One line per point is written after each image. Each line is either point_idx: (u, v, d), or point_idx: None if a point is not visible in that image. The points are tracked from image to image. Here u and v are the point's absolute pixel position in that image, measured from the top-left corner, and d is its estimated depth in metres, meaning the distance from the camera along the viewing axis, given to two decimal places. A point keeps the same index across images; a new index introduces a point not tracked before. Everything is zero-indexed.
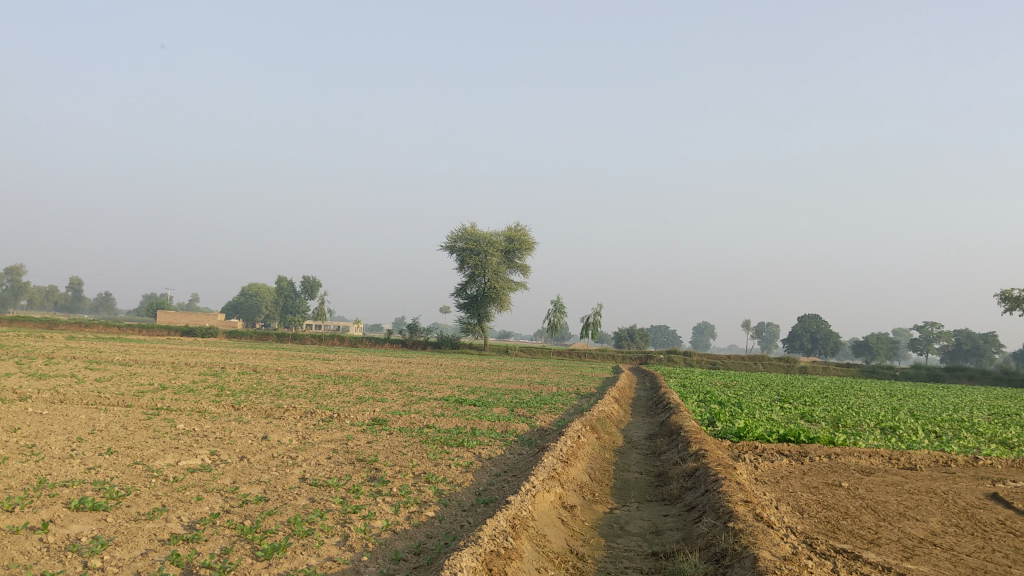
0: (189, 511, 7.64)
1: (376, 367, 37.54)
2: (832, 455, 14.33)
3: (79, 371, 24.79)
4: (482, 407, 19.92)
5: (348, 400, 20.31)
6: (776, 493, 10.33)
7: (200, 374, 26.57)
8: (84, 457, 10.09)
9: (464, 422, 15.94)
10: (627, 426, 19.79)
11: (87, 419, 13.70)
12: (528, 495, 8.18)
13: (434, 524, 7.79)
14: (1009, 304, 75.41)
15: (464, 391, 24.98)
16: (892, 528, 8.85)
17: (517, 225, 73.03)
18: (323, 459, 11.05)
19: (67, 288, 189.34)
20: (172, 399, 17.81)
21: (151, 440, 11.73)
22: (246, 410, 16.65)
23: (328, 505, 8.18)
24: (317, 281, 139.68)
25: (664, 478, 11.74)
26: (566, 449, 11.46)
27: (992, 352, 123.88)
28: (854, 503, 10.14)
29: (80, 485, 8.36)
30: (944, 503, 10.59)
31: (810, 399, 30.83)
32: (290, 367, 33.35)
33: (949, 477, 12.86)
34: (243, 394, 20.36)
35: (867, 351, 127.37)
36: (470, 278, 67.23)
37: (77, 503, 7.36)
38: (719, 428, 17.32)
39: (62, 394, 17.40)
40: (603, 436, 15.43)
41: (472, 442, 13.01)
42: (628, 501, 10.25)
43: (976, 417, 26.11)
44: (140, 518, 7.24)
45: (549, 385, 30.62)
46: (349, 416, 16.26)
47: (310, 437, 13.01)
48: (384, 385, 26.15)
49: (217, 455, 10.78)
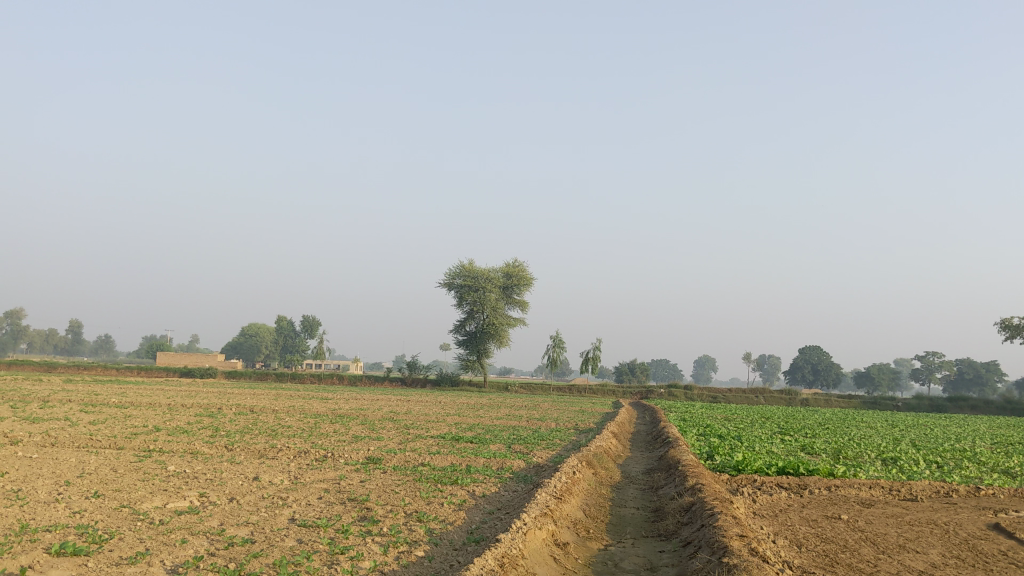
0: (173, 555, 7.49)
1: (374, 405, 37.36)
2: (832, 487, 14.15)
3: (73, 413, 24.61)
4: (478, 444, 19.72)
5: (344, 439, 20.14)
6: (775, 527, 10.16)
7: (195, 415, 26.41)
8: (70, 501, 9.94)
9: (460, 459, 15.81)
10: (626, 461, 19.57)
11: (77, 462, 13.57)
12: (518, 532, 8.02)
13: (424, 564, 7.65)
14: (1009, 332, 75.31)
15: (461, 428, 24.78)
16: (891, 561, 8.69)
17: (516, 261, 73.01)
18: (314, 499, 10.90)
19: (67, 330, 189.35)
20: (165, 441, 17.67)
21: (140, 483, 11.59)
22: (239, 450, 16.52)
23: (315, 547, 8.03)
24: (317, 320, 139.54)
25: (661, 513, 11.55)
26: (561, 486, 11.30)
27: (995, 382, 123.55)
28: (852, 536, 9.97)
29: (63, 530, 8.22)
30: (945, 534, 10.40)
31: (810, 430, 30.59)
32: (288, 406, 33.15)
33: (951, 508, 12.66)
34: (238, 434, 20.17)
35: (869, 382, 127.07)
36: (470, 315, 67.13)
37: (57, 548, 7.21)
38: (718, 462, 17.17)
39: (54, 438, 17.20)
40: (601, 472, 15.24)
41: (467, 480, 12.88)
42: (624, 537, 10.09)
43: (977, 447, 25.87)
44: (122, 563, 7.10)
45: (547, 421, 30.40)
46: (343, 455, 16.13)
47: (302, 477, 12.87)
48: (381, 424, 25.95)
49: (206, 497, 10.63)
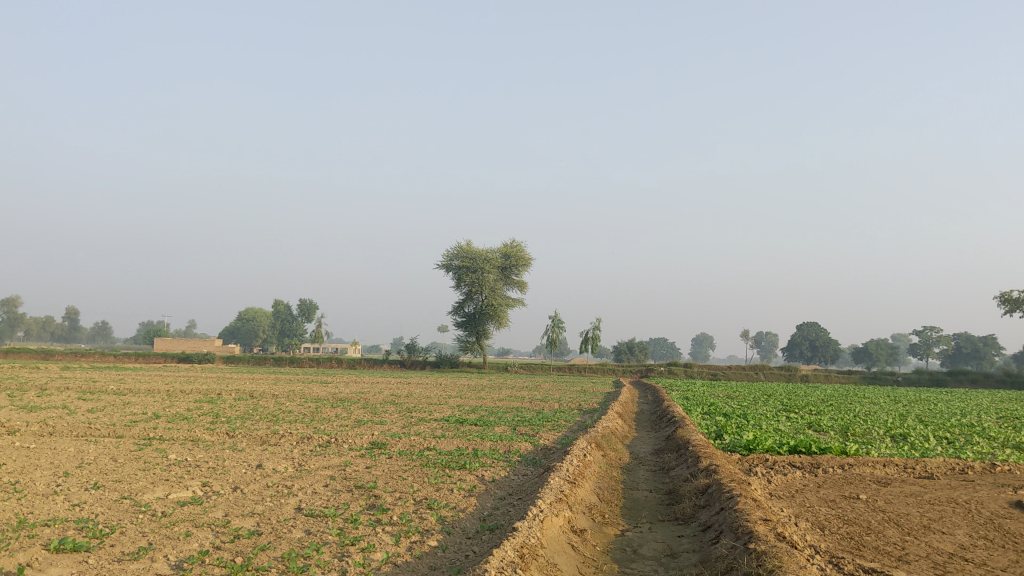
0: (177, 549, 7.19)
1: (375, 388, 37.04)
2: (846, 466, 13.91)
3: (71, 401, 24.27)
4: (483, 426, 19.41)
5: (347, 424, 19.90)
6: (794, 509, 9.88)
7: (194, 401, 25.98)
8: (69, 493, 9.67)
9: (464, 443, 15.54)
10: (633, 441, 19.29)
11: (75, 452, 13.25)
12: (535, 520, 7.73)
13: (437, 555, 7.35)
14: (1010, 305, 75.21)
15: (464, 410, 24.45)
16: (918, 543, 8.42)
17: (514, 240, 72.22)
18: (319, 486, 10.63)
19: (64, 318, 189.61)
20: (164, 428, 17.34)
21: (141, 472, 11.31)
22: (241, 437, 16.25)
23: (324, 538, 7.73)
24: (314, 304, 139.00)
25: (675, 495, 11.31)
26: (573, 469, 11.04)
27: (992, 355, 123.67)
28: (875, 517, 9.69)
29: (62, 524, 7.90)
30: (968, 513, 10.13)
31: (815, 407, 30.31)
32: (288, 391, 32.76)
33: (969, 485, 12.41)
34: (238, 420, 19.89)
35: (867, 357, 127.17)
36: (468, 296, 66.89)
37: (56, 544, 6.91)
38: (728, 441, 16.90)
39: (52, 427, 16.90)
40: (610, 454, 14.98)
41: (475, 464, 12.59)
42: (640, 521, 9.85)
43: (985, 422, 25.65)
44: (124, 559, 6.81)
45: (549, 402, 30.16)
46: (347, 440, 15.87)
47: (307, 464, 12.55)
48: (383, 407, 25.58)
49: (209, 486, 10.33)
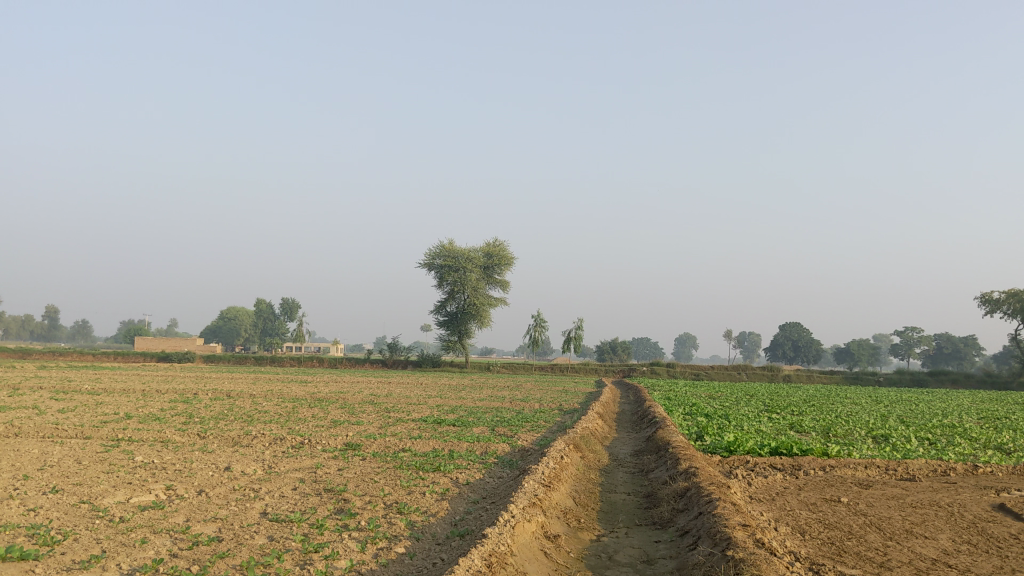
0: (130, 557, 6.87)
1: (355, 387, 36.66)
2: (827, 467, 13.69)
3: (44, 401, 23.83)
4: (461, 427, 19.11)
5: (323, 424, 19.54)
6: (774, 512, 9.65)
7: (171, 402, 25.51)
8: (25, 497, 9.32)
9: (441, 444, 15.26)
10: (612, 443, 19.01)
11: (38, 454, 12.86)
12: (506, 526, 7.46)
13: (404, 562, 7.08)
14: (990, 306, 75.45)
15: (443, 410, 24.13)
16: (901, 548, 8.19)
17: (495, 240, 71.59)
18: (288, 490, 10.29)
19: (44, 316, 188.32)
20: (134, 429, 16.95)
21: (103, 475, 10.97)
22: (212, 438, 15.85)
23: (287, 545, 7.41)
24: (296, 304, 138.09)
25: (653, 499, 11.06)
26: (548, 472, 10.77)
27: (973, 356, 124.65)
28: (856, 521, 9.48)
29: (14, 531, 7.57)
30: (951, 517, 9.91)
31: (796, 408, 30.18)
32: (265, 391, 32.30)
33: (951, 488, 12.19)
34: (212, 420, 19.55)
35: (848, 357, 127.72)
36: (449, 295, 66.58)
37: (3, 552, 6.59)
38: (709, 441, 16.64)
39: (18, 428, 16.47)
40: (588, 455, 14.71)
41: (450, 466, 12.30)
42: (617, 526, 9.58)
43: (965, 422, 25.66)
44: (73, 568, 6.48)
45: (530, 401, 29.92)
46: (321, 441, 15.54)
47: (277, 466, 12.22)
48: (360, 407, 25.22)
49: (173, 489, 10.02)
